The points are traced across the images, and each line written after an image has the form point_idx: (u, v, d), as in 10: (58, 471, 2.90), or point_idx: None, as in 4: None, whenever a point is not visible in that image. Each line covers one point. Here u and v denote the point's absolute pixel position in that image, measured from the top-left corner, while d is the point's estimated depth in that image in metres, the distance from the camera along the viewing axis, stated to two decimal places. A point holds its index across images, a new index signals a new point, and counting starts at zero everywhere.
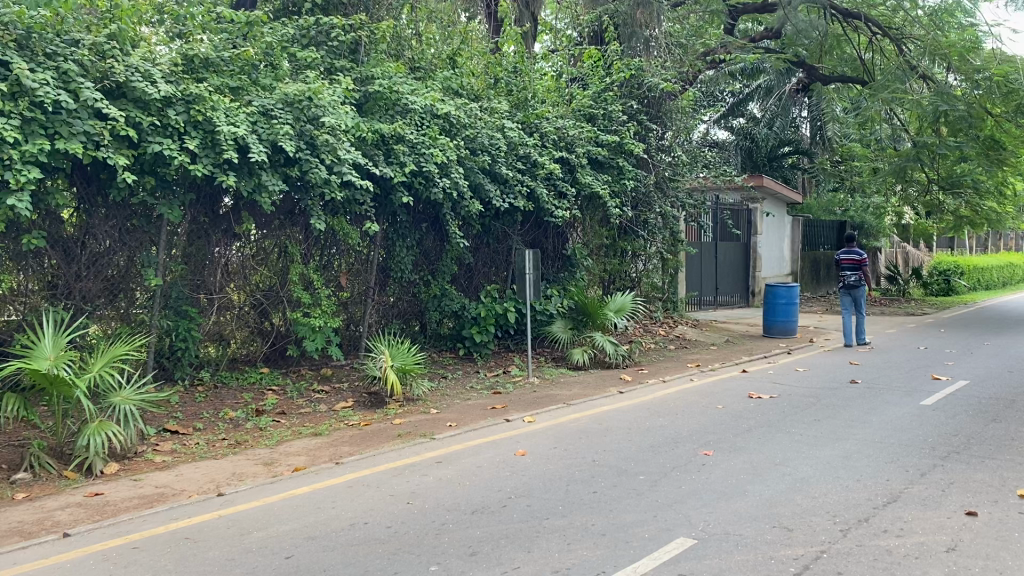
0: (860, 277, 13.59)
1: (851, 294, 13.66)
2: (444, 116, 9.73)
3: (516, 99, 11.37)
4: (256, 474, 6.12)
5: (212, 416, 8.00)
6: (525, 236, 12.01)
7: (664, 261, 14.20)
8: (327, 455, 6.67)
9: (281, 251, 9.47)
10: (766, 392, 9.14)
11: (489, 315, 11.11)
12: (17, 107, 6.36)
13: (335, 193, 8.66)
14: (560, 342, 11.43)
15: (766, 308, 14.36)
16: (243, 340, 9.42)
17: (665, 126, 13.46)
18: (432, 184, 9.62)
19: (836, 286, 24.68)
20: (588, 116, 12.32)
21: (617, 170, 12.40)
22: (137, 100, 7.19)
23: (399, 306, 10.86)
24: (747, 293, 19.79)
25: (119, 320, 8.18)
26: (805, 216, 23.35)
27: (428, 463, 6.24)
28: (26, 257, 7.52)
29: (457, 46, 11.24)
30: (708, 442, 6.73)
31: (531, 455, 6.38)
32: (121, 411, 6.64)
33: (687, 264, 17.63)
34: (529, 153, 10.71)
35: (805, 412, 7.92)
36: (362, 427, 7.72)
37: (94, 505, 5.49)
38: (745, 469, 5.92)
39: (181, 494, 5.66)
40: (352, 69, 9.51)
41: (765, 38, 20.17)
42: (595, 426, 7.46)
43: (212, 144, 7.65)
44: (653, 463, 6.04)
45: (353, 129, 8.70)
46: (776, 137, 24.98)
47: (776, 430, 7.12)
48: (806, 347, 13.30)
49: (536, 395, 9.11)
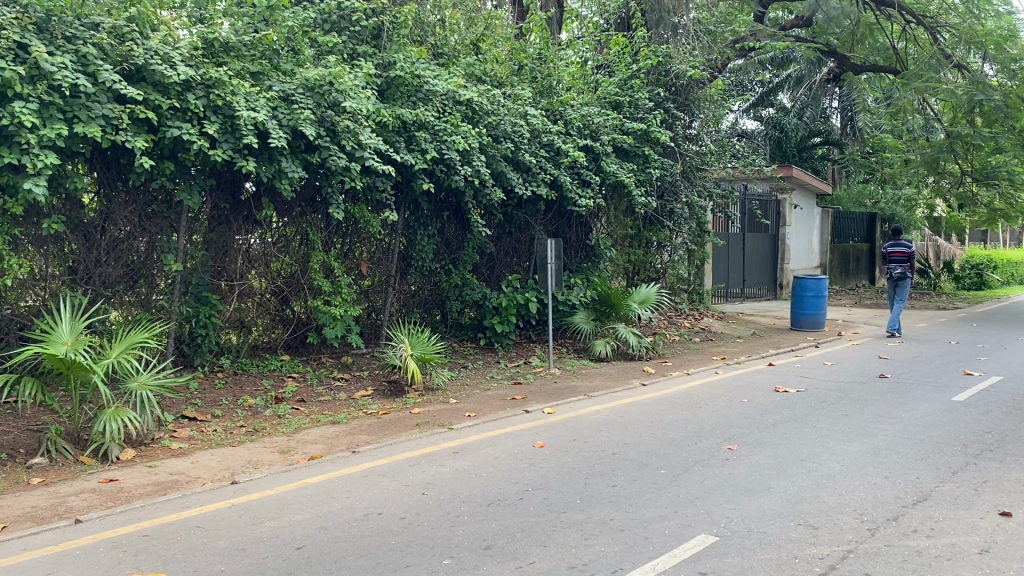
0: (906, 270, 13.44)
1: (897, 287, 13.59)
2: (467, 102, 9.58)
3: (540, 86, 11.37)
4: (272, 462, 6.06)
5: (231, 403, 7.97)
6: (548, 225, 11.85)
7: (690, 252, 14.00)
8: (344, 443, 6.59)
9: (303, 239, 9.39)
10: (792, 385, 8.95)
11: (510, 305, 10.98)
12: (35, 91, 6.30)
13: (356, 180, 8.57)
14: (582, 334, 11.25)
15: (794, 300, 14.12)
16: (265, 327, 9.39)
17: (692, 115, 13.22)
18: (453, 171, 9.50)
19: (865, 280, 24.31)
20: (614, 104, 12.18)
21: (642, 159, 12.21)
22: (157, 84, 7.14)
23: (421, 295, 10.79)
24: (774, 285, 19.55)
25: (139, 306, 8.18)
26: (835, 207, 23.00)
27: (445, 453, 6.15)
28: (46, 241, 7.48)
29: (481, 32, 11.06)
30: (731, 436, 6.58)
31: (550, 446, 6.26)
32: (137, 397, 6.61)
33: (714, 255, 17.41)
34: (553, 141, 10.57)
35: (833, 407, 7.73)
36: (381, 416, 7.64)
37: (108, 491, 5.45)
38: (768, 464, 5.76)
39: (194, 481, 5.61)
40: (373, 54, 9.33)
41: (795, 26, 19.76)
42: (616, 419, 7.31)
43: (232, 128, 7.55)
44: (675, 457, 5.90)
45: (374, 114, 8.58)
46: (805, 128, 24.28)
47: (802, 425, 6.96)
48: (833, 340, 13.06)
49: (557, 386, 9.00)
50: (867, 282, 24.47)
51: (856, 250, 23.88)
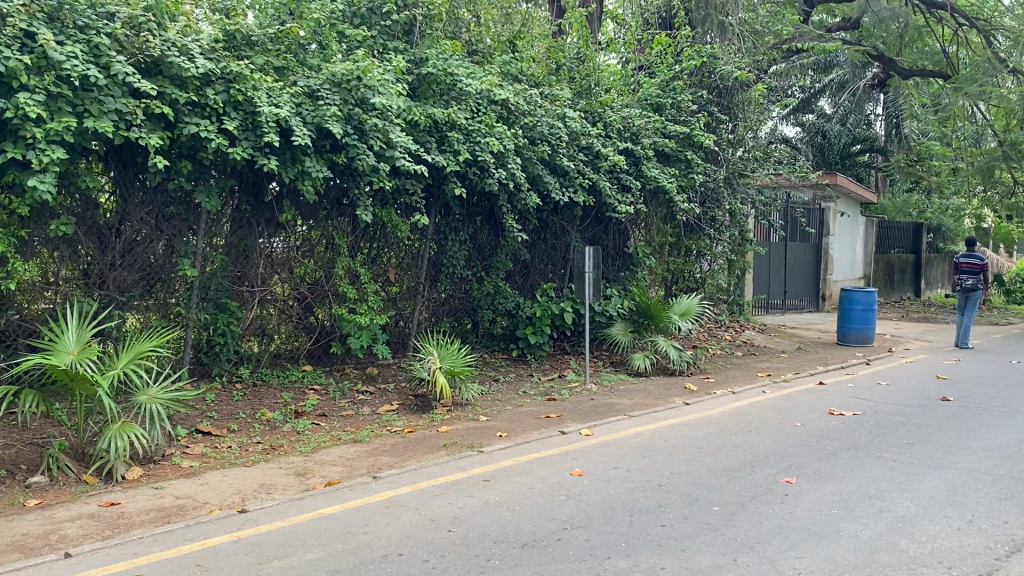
0: (978, 281, 12.79)
1: (967, 297, 12.98)
2: (502, 102, 9.10)
3: (578, 86, 10.90)
4: (287, 487, 5.59)
5: (249, 417, 7.52)
6: (584, 232, 11.29)
7: (731, 262, 13.39)
8: (365, 467, 6.08)
9: (328, 243, 8.93)
10: (848, 407, 8.32)
11: (544, 315, 10.41)
12: (42, 81, 5.87)
13: (384, 181, 8.08)
14: (619, 346, 10.69)
15: (841, 314, 13.43)
16: (288, 335, 8.95)
17: (735, 118, 12.65)
18: (487, 174, 9.01)
19: (910, 291, 23.43)
20: (656, 106, 11.62)
21: (685, 164, 11.62)
22: (174, 78, 6.70)
23: (450, 303, 10.29)
24: (817, 297, 18.80)
25: (157, 312, 7.79)
26: (879, 217, 22.21)
27: (475, 481, 5.62)
28: (59, 245, 7.11)
29: (518, 29, 10.56)
30: (788, 466, 6.00)
31: (590, 475, 5.72)
32: (146, 411, 6.15)
33: (756, 264, 16.73)
34: (592, 144, 10.04)
35: (895, 434, 7.09)
36: (406, 434, 7.15)
37: (108, 516, 5.01)
38: (833, 502, 5.18)
39: (201, 508, 5.14)
40: (405, 51, 8.84)
41: (841, 29, 19.03)
42: (659, 443, 6.75)
43: (254, 126, 7.11)
44: (729, 491, 5.34)
45: (405, 112, 8.10)
46: (849, 134, 23.22)
47: (865, 455, 6.35)
48: (885, 357, 12.38)
49: (593, 404, 8.45)
50: (913, 293, 23.56)
51: (901, 261, 23.01)
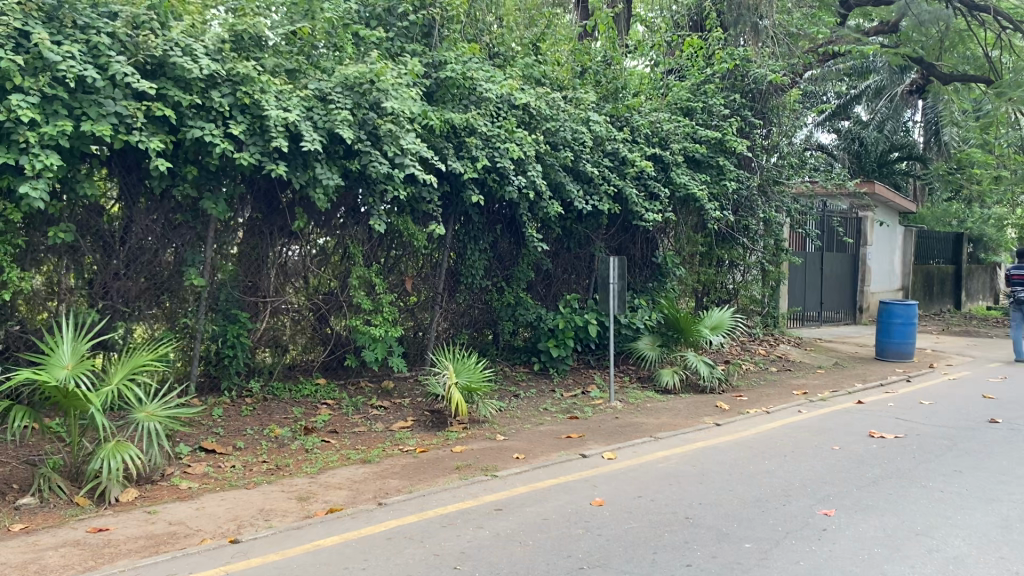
0: None
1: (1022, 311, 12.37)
2: (523, 106, 8.77)
3: (605, 90, 10.52)
4: (287, 513, 5.24)
5: (257, 433, 7.20)
6: (610, 240, 10.88)
7: (764, 272, 12.94)
8: (372, 491, 5.71)
9: (344, 253, 8.61)
10: (889, 429, 7.82)
11: (567, 327, 10.01)
12: (36, 83, 5.61)
13: (399, 189, 7.75)
14: (647, 361, 10.24)
15: (880, 327, 12.89)
16: (303, 347, 8.65)
17: (769, 123, 12.16)
18: (507, 181, 8.65)
19: (950, 303, 22.70)
20: (686, 110, 11.21)
21: (716, 170, 11.17)
22: (178, 80, 6.41)
23: (471, 314, 9.94)
24: (854, 309, 18.18)
25: (164, 323, 7.55)
26: (918, 226, 21.52)
27: (486, 510, 5.23)
28: (62, 252, 6.87)
29: (542, 31, 10.26)
30: (826, 496, 5.53)
31: (611, 505, 5.30)
32: (143, 429, 5.84)
33: (790, 275, 16.19)
34: (618, 149, 9.70)
35: (942, 460, 6.60)
36: (418, 455, 6.78)
37: (93, 544, 4.68)
38: (878, 539, 4.72)
39: (192, 537, 4.79)
40: (423, 53, 8.49)
41: (879, 33, 18.46)
42: (688, 468, 6.31)
43: (261, 130, 6.80)
44: (762, 525, 4.90)
45: (420, 117, 7.76)
46: (887, 141, 22.46)
47: (911, 484, 5.87)
48: (927, 373, 11.81)
49: (618, 423, 8.02)
50: (952, 305, 22.84)
51: (941, 272, 22.29)
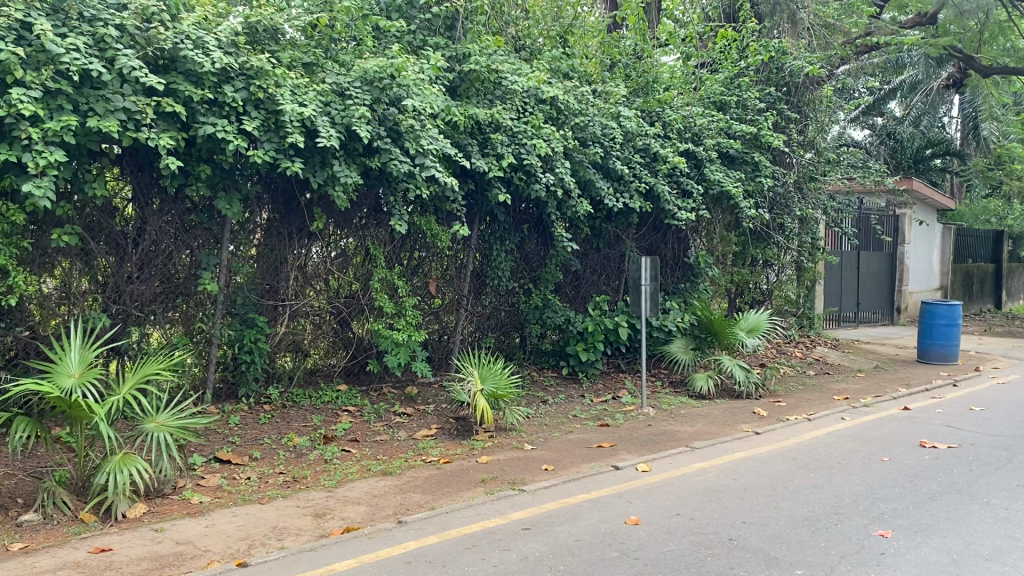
0: None
1: None
2: (550, 100, 8.42)
3: (635, 83, 10.24)
4: (301, 531, 4.93)
5: (275, 442, 6.91)
6: (641, 240, 10.47)
7: (800, 272, 12.55)
8: (392, 507, 5.38)
9: (365, 256, 8.29)
10: (941, 438, 7.36)
11: (597, 330, 9.61)
12: (39, 76, 5.35)
13: (421, 188, 7.40)
14: (680, 365, 9.82)
15: (922, 329, 12.36)
16: (325, 352, 8.35)
17: (805, 118, 11.72)
18: (534, 179, 8.28)
19: (989, 302, 22.01)
20: (720, 104, 10.80)
21: (752, 166, 10.75)
22: (190, 74, 6.12)
23: (497, 317, 9.59)
24: (892, 309, 17.64)
25: (179, 328, 7.28)
26: (957, 224, 20.85)
27: (513, 530, 4.87)
28: (72, 255, 6.61)
29: (569, 23, 9.92)
30: (881, 515, 5.11)
31: (647, 524, 4.92)
32: (152, 440, 5.52)
33: (826, 274, 15.68)
34: (649, 145, 9.29)
35: (1005, 474, 6.13)
36: (440, 466, 6.43)
37: (93, 566, 4.39)
38: (942, 565, 4.31)
39: (199, 559, 4.48)
40: (446, 46, 8.15)
41: (917, 25, 17.90)
42: (728, 481, 5.92)
43: (276, 126, 6.49)
44: (814, 549, 4.50)
45: (443, 113, 7.43)
46: (922, 136, 21.32)
47: (972, 502, 5.42)
48: (974, 377, 11.27)
49: (652, 432, 7.63)
50: (992, 305, 22.15)
51: (981, 271, 21.61)
